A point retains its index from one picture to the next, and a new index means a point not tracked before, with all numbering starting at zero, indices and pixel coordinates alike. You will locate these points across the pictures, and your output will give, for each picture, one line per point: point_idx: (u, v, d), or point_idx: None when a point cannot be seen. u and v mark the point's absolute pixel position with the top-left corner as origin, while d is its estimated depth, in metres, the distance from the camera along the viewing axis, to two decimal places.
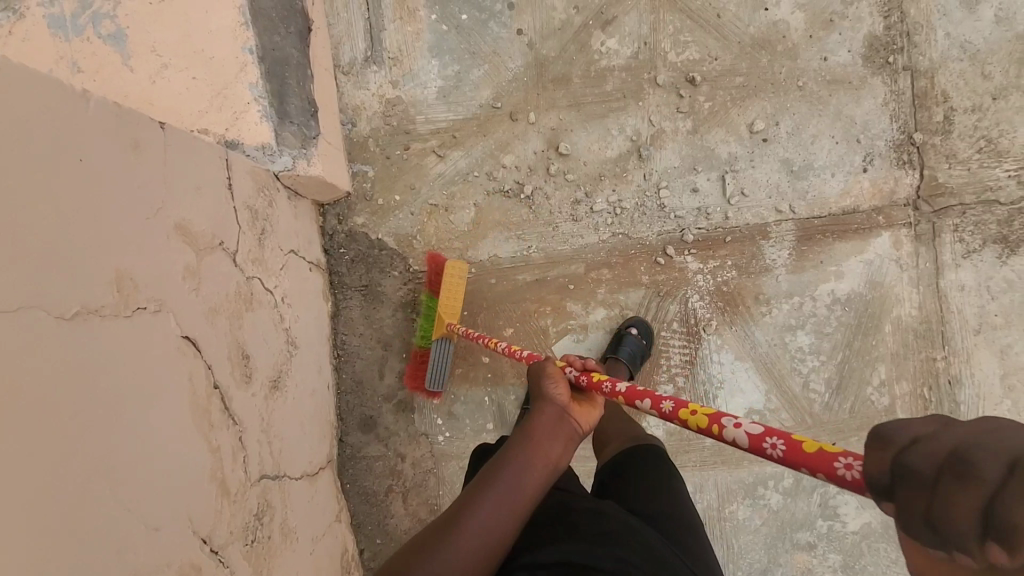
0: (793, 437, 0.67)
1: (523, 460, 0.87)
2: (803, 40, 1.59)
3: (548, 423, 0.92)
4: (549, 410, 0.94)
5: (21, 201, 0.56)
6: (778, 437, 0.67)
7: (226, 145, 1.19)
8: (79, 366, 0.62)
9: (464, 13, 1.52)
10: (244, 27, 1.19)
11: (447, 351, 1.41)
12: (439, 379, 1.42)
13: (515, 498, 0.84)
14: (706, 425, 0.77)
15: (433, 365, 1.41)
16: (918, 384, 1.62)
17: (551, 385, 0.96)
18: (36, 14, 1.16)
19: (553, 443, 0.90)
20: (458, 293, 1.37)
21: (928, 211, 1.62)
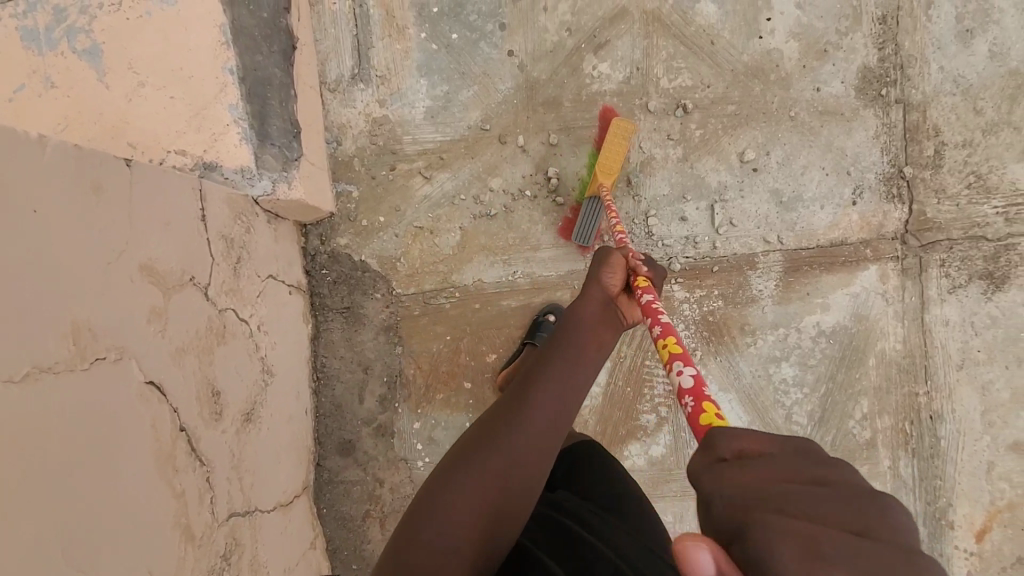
0: (703, 404, 0.75)
1: (577, 346, 1.01)
2: (797, 69, 1.57)
3: (594, 311, 1.06)
4: (598, 301, 1.07)
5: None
6: (693, 401, 0.75)
7: (203, 168, 1.15)
8: (30, 428, 0.60)
9: (455, 33, 1.49)
10: (224, 46, 1.15)
11: (595, 209, 1.45)
12: (587, 232, 1.45)
13: (572, 378, 0.98)
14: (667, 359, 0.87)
15: (582, 222, 1.45)
16: (899, 419, 1.62)
17: (606, 274, 1.09)
18: (8, 24, 1.13)
19: (604, 330, 1.05)
20: (620, 150, 1.39)
21: (915, 245, 1.62)
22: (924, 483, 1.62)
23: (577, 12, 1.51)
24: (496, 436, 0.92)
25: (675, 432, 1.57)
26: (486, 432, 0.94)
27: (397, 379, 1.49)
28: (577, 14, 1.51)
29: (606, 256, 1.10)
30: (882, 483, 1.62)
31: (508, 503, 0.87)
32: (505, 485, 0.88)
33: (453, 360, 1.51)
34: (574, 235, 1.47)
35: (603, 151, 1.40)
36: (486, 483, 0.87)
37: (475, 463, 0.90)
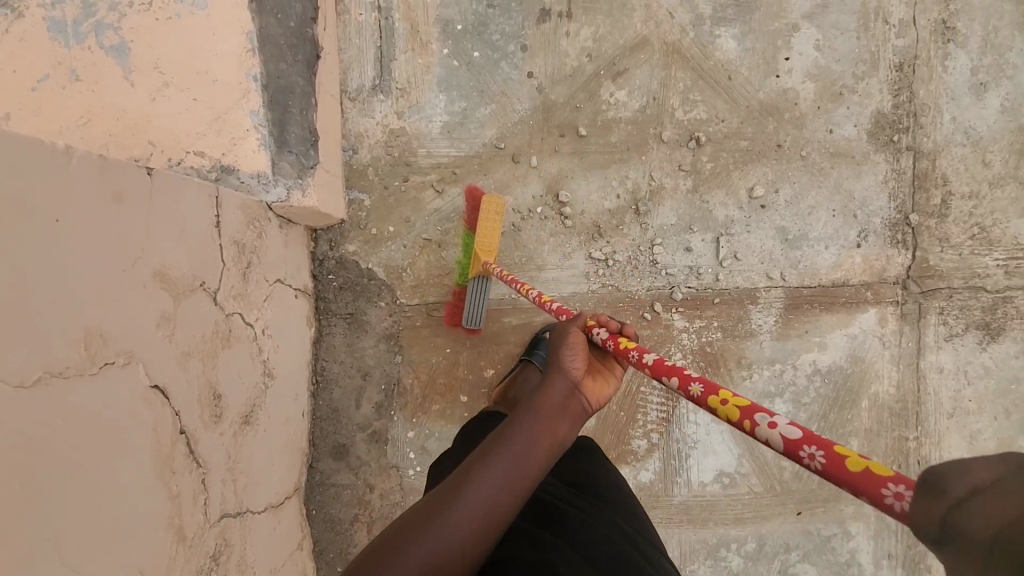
0: (835, 449, 0.62)
1: (529, 437, 0.84)
2: (811, 110, 1.59)
3: (559, 394, 0.90)
4: (561, 385, 0.91)
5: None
6: (817, 446, 0.63)
7: (220, 171, 1.17)
8: (34, 434, 0.60)
9: (476, 51, 1.51)
10: (250, 53, 1.17)
11: (481, 289, 1.44)
12: (475, 313, 1.46)
13: (519, 473, 0.81)
14: (734, 417, 0.74)
15: (470, 304, 1.45)
16: (888, 462, 1.63)
17: (567, 355, 0.94)
18: (37, 14, 1.14)
19: (562, 420, 0.88)
20: (494, 228, 1.38)
21: (915, 291, 1.63)
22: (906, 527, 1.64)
23: (599, 39, 1.53)
24: (414, 535, 0.75)
25: (665, 459, 1.59)
26: (404, 528, 0.77)
27: (394, 387, 1.51)
28: (599, 41, 1.53)
29: (569, 335, 0.96)
30: (865, 524, 1.63)
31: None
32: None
33: (451, 373, 1.52)
34: (464, 320, 1.47)
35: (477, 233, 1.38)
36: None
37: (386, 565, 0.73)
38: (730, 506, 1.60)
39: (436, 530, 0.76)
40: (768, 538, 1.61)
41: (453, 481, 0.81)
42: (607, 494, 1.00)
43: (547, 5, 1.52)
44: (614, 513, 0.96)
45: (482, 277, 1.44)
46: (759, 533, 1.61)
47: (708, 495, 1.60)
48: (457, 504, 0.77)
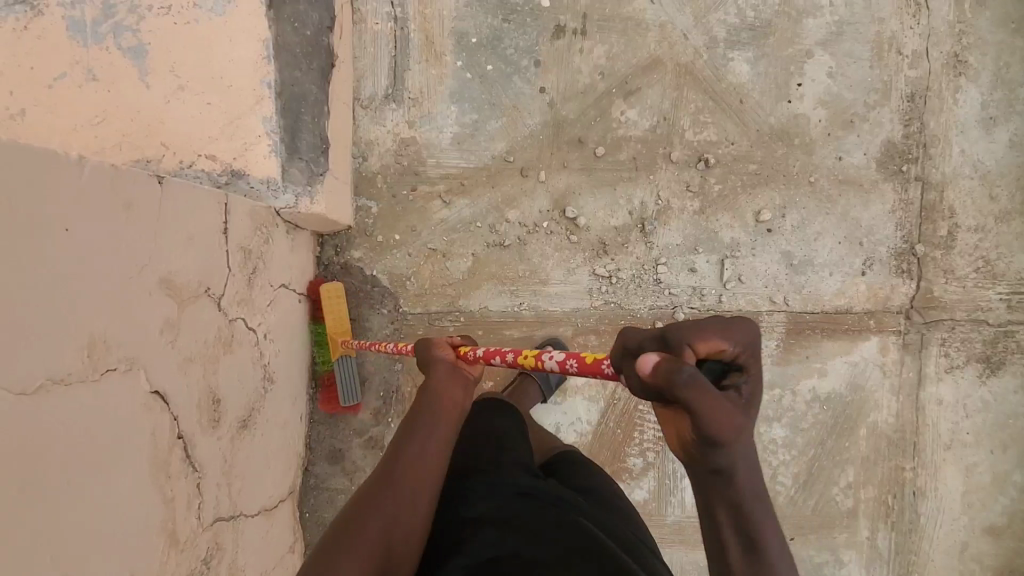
0: (584, 356, 0.81)
1: (431, 410, 0.94)
2: (821, 136, 1.59)
3: (442, 378, 0.99)
4: (442, 366, 1.01)
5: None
6: (567, 360, 0.83)
7: (231, 175, 1.18)
8: (32, 441, 0.60)
9: (490, 64, 1.52)
10: (266, 60, 1.18)
11: (350, 368, 1.44)
12: (352, 392, 1.44)
13: (435, 440, 0.90)
14: (533, 365, 0.91)
15: (342, 383, 1.43)
16: (883, 491, 1.63)
17: (438, 348, 1.04)
18: (57, 13, 1.16)
19: (454, 389, 0.98)
20: (340, 310, 1.42)
21: (919, 321, 1.63)
22: (899, 557, 1.63)
23: (612, 58, 1.54)
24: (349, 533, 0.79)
25: (660, 479, 1.58)
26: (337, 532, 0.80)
27: (393, 395, 1.51)
28: (612, 59, 1.54)
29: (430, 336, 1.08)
30: (858, 552, 1.63)
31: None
32: (385, 555, 0.78)
33: None
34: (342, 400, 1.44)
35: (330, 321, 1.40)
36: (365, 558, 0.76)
37: (346, 540, 0.77)
38: None
39: (385, 503, 0.81)
40: None
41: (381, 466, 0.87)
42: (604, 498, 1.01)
43: (562, 22, 1.53)
44: (611, 512, 0.97)
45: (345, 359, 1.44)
46: None
47: None
48: (394, 481, 0.84)
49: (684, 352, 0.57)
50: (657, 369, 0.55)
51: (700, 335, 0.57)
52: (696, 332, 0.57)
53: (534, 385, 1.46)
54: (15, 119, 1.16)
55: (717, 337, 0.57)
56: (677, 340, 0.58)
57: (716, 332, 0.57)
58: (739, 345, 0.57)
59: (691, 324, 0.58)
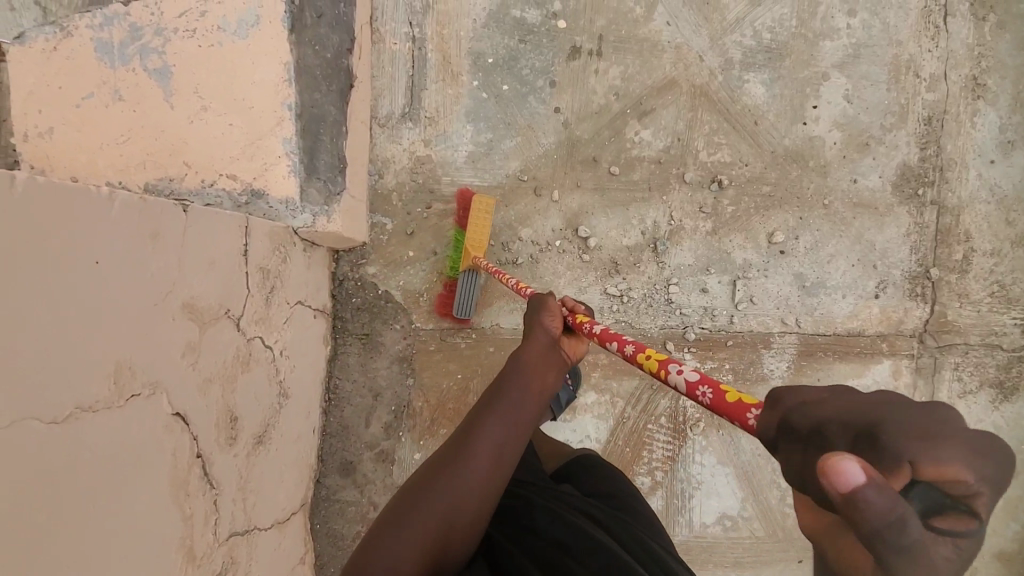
0: (723, 387, 0.67)
1: (522, 391, 0.91)
2: (836, 158, 1.59)
3: (540, 349, 0.98)
4: (541, 341, 0.98)
5: (27, 315, 0.55)
6: (707, 386, 0.69)
7: (250, 195, 1.21)
8: (58, 469, 0.60)
9: (506, 84, 1.54)
10: (287, 83, 1.20)
11: (472, 283, 1.47)
12: (466, 305, 1.47)
13: (516, 421, 0.88)
14: (654, 368, 0.81)
15: (461, 295, 1.47)
16: None
17: (546, 317, 1.01)
18: (85, 34, 1.19)
19: (546, 369, 0.96)
20: (483, 226, 1.43)
21: (932, 345, 1.61)
22: None
23: (627, 79, 1.55)
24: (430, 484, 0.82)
25: (668, 498, 1.58)
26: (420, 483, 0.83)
27: (404, 410, 1.53)
28: (627, 80, 1.55)
29: (544, 301, 1.04)
30: None
31: (449, 544, 0.79)
32: (445, 532, 0.79)
33: (460, 398, 1.54)
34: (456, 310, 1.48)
35: (471, 228, 1.43)
36: (422, 536, 0.78)
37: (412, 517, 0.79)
38: (730, 549, 1.59)
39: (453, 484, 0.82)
40: None
41: (459, 441, 0.87)
42: (624, 497, 1.01)
43: (578, 43, 1.54)
44: (630, 511, 0.97)
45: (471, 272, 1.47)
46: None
47: (709, 537, 1.59)
48: (468, 460, 0.83)
49: (897, 472, 0.38)
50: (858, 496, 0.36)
51: (931, 455, 0.38)
52: (914, 436, 0.38)
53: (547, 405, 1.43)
54: (43, 137, 1.20)
55: (950, 456, 0.38)
56: (889, 447, 0.38)
57: (954, 448, 0.38)
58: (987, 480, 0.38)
59: (919, 430, 0.39)
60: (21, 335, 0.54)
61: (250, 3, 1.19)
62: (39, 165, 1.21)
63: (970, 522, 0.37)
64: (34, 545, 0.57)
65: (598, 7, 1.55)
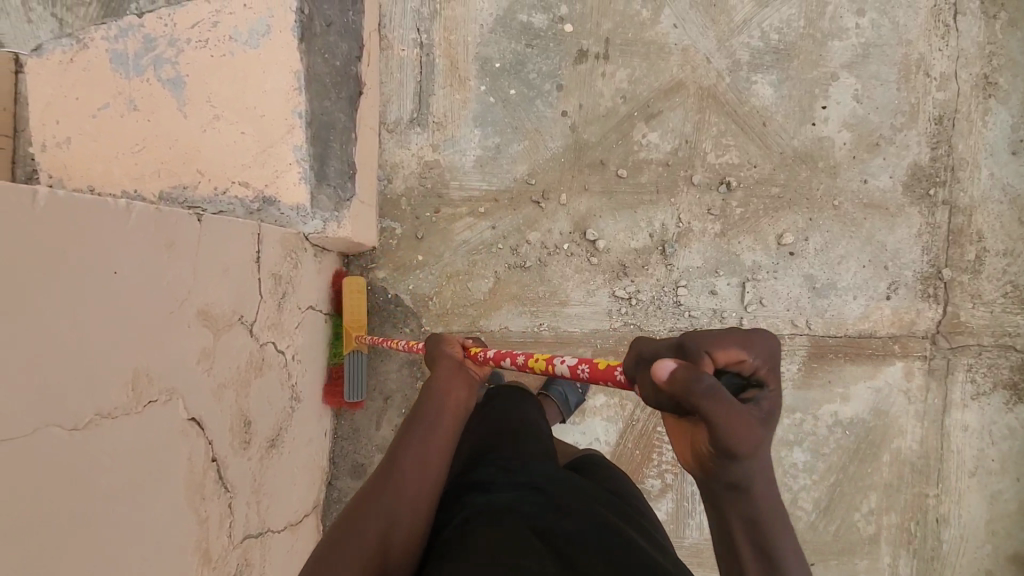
0: (595, 360, 0.80)
1: (437, 410, 0.92)
2: (846, 159, 1.58)
3: (447, 372, 0.99)
4: (449, 364, 1.01)
5: (47, 326, 0.57)
6: (582, 363, 0.81)
7: (262, 202, 1.22)
8: (78, 475, 0.61)
9: (513, 89, 1.54)
10: (297, 91, 1.22)
11: (359, 363, 1.42)
12: (358, 389, 1.41)
13: (433, 441, 0.88)
14: (544, 368, 0.88)
15: (351, 377, 1.40)
16: (906, 518, 1.60)
17: (446, 346, 1.06)
18: (100, 46, 1.21)
19: (456, 389, 0.97)
20: (360, 303, 1.42)
21: (945, 346, 1.60)
22: None
23: (634, 82, 1.55)
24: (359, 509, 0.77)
25: (678, 501, 1.58)
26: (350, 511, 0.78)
27: None
28: (634, 83, 1.55)
29: (439, 336, 1.08)
30: None
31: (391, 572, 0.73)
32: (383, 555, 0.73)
33: None
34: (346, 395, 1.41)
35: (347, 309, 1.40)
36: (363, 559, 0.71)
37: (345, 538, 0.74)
38: None
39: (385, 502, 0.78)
40: None
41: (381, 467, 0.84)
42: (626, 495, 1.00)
43: (584, 46, 1.55)
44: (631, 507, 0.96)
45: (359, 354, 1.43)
46: None
47: None
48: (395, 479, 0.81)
49: (702, 360, 0.56)
50: (675, 376, 0.53)
51: (721, 347, 0.56)
52: (716, 339, 0.56)
53: (556, 406, 1.47)
54: (61, 147, 1.23)
55: (736, 345, 0.56)
56: (694, 347, 0.56)
57: (736, 340, 0.56)
58: (762, 358, 0.56)
59: (711, 334, 0.57)
60: (42, 345, 0.56)
61: (261, 13, 1.21)
62: (58, 174, 1.23)
63: (761, 389, 0.56)
64: (54, 549, 0.58)
65: (605, 11, 1.55)
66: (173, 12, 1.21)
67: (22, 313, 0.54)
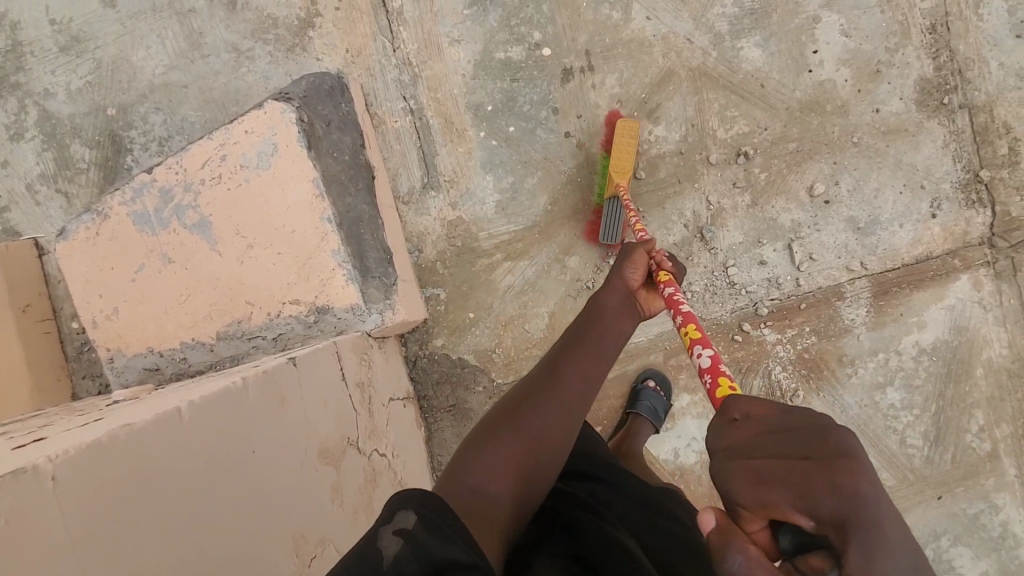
0: (719, 379, 0.77)
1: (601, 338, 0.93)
2: (852, 95, 1.57)
3: (620, 301, 0.98)
4: (624, 291, 0.99)
5: (220, 517, 0.60)
6: (709, 374, 0.79)
7: (316, 313, 1.22)
8: None
9: (511, 125, 1.55)
10: (320, 198, 1.22)
11: (619, 210, 1.48)
12: (613, 232, 1.48)
13: (598, 364, 0.90)
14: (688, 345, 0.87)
15: (607, 221, 1.48)
16: (1019, 425, 1.57)
17: (630, 268, 1.01)
18: (121, 212, 1.23)
19: (625, 324, 0.97)
20: (628, 151, 1.46)
21: (1005, 247, 1.58)
22: None
23: (625, 83, 1.56)
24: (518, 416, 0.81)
25: None
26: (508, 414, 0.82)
27: None
28: (625, 85, 1.56)
29: (630, 249, 1.03)
30: (1013, 493, 1.56)
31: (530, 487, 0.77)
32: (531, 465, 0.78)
33: None
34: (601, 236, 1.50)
35: (614, 151, 1.46)
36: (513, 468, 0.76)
37: (503, 439, 0.79)
38: None
39: (553, 406, 0.83)
40: (915, 529, 1.56)
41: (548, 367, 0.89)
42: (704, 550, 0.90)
43: (567, 64, 1.55)
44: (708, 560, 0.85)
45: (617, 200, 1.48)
46: None
47: None
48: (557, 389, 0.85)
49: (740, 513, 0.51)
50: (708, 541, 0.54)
51: (762, 497, 0.49)
52: (739, 476, 0.51)
53: (648, 422, 1.49)
54: (111, 318, 1.24)
55: (787, 502, 0.48)
56: (730, 495, 0.52)
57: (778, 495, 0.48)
58: (819, 520, 0.47)
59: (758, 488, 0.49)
60: (221, 536, 0.59)
61: (263, 134, 1.22)
62: (115, 345, 1.24)
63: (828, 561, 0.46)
64: None
65: (577, 24, 1.55)
66: (180, 158, 1.23)
67: (197, 514, 0.57)
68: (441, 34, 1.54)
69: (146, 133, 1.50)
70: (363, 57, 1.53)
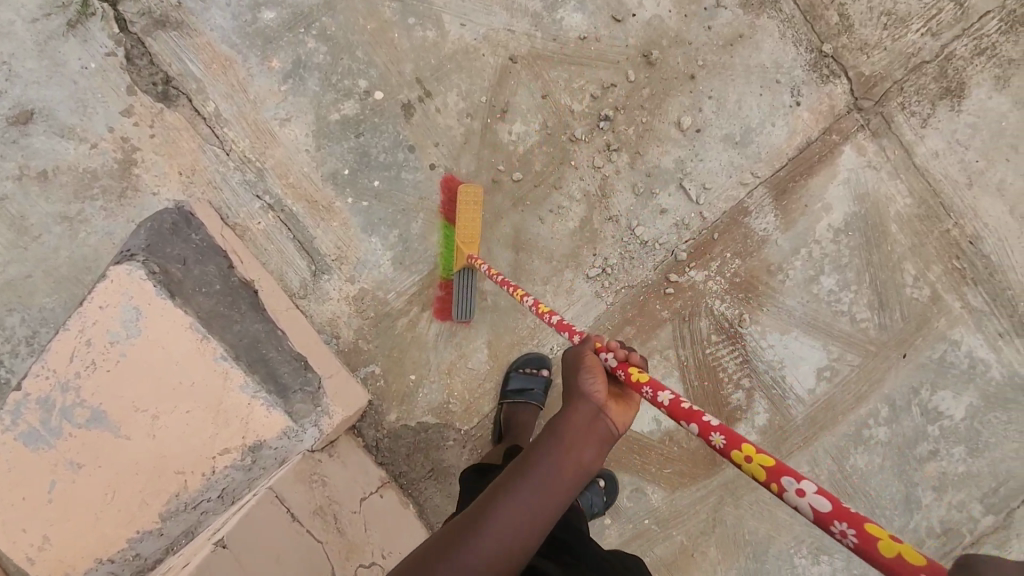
0: (866, 525, 0.60)
1: (549, 465, 0.81)
2: (681, 22, 1.58)
3: (581, 417, 0.85)
4: (579, 409, 0.86)
5: None
6: (847, 523, 0.61)
7: (251, 452, 1.17)
8: None
9: (375, 180, 1.50)
10: (205, 340, 1.16)
11: (468, 279, 1.46)
12: (465, 307, 1.46)
13: (543, 495, 0.78)
14: (759, 475, 0.70)
15: (457, 299, 1.46)
16: (946, 261, 1.63)
17: (587, 378, 0.89)
18: (5, 440, 1.12)
19: (585, 441, 0.83)
20: (475, 216, 1.41)
21: (871, 106, 1.62)
22: (999, 302, 1.63)
23: (467, 96, 1.52)
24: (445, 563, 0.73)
25: (767, 395, 1.61)
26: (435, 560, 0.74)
27: None
28: (468, 97, 1.53)
29: (581, 357, 0.92)
30: (965, 324, 1.62)
31: None
32: None
33: None
34: (455, 314, 1.47)
35: (461, 222, 1.42)
36: None
37: None
38: (844, 392, 1.62)
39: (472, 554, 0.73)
40: (895, 394, 1.62)
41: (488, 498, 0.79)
42: None
43: (404, 99, 1.51)
44: None
45: (467, 270, 1.45)
46: (886, 396, 1.62)
47: (822, 396, 1.62)
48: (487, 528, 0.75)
49: None
50: None
51: None
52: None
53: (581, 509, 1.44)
54: (45, 548, 1.10)
55: None
56: None
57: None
58: None
59: None
60: None
61: (119, 303, 1.15)
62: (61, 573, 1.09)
63: None
64: None
65: (398, 57, 1.50)
66: (46, 360, 1.14)
67: None
68: (268, 119, 1.47)
69: (9, 338, 1.38)
70: (199, 173, 1.45)
